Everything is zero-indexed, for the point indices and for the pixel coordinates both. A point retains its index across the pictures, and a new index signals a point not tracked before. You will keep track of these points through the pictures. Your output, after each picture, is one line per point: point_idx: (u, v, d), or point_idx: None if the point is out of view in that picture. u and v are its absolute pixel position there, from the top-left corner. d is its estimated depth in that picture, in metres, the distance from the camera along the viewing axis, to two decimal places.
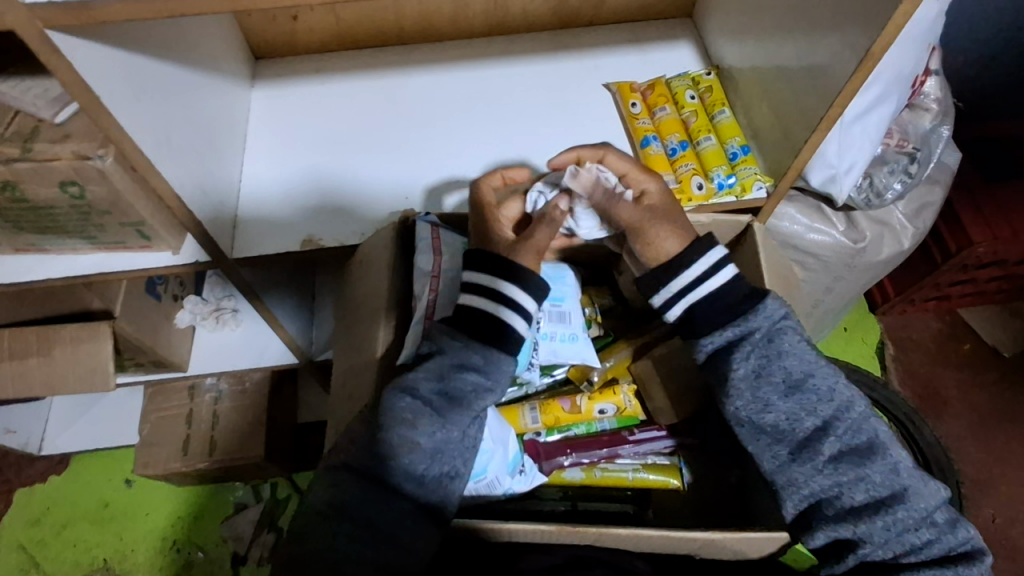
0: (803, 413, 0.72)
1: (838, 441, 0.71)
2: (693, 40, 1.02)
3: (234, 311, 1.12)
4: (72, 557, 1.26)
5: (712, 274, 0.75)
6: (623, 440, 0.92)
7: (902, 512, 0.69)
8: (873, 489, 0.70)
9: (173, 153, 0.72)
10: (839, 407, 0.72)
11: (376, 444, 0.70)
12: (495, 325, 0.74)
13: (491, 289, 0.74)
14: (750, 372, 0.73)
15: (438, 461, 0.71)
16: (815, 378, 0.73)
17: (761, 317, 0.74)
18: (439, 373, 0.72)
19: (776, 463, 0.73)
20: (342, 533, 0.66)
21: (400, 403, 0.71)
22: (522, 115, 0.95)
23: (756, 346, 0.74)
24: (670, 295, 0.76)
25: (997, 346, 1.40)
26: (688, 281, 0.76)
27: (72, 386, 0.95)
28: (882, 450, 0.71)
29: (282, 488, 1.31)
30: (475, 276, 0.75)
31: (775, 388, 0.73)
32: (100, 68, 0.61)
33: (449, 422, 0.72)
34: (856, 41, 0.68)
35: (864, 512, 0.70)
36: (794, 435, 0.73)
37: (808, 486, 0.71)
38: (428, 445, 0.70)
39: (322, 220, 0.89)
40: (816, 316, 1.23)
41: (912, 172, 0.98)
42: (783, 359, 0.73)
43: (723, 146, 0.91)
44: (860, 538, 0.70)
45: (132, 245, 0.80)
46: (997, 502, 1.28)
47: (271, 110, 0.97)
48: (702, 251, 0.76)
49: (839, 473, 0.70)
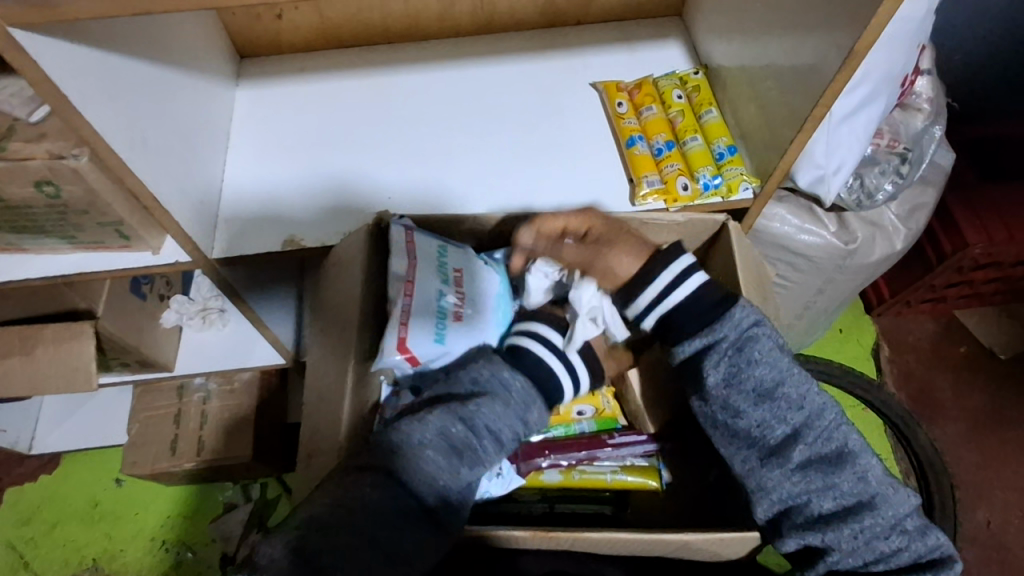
0: (774, 420, 0.71)
1: (808, 448, 0.71)
2: (683, 39, 1.01)
3: (222, 311, 1.12)
4: (61, 557, 1.26)
5: (680, 283, 0.76)
6: (602, 444, 0.91)
7: (869, 520, 0.68)
8: (841, 497, 0.69)
9: (151, 152, 0.71)
10: (810, 415, 0.71)
11: (413, 466, 0.67)
12: (542, 368, 0.79)
13: (547, 339, 0.81)
14: (721, 379, 0.73)
15: (463, 491, 0.69)
16: (786, 386, 0.72)
17: (729, 327, 0.73)
18: (489, 404, 0.73)
19: (746, 467, 0.73)
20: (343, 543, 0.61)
21: (452, 429, 0.70)
22: (508, 115, 0.95)
23: (726, 354, 0.73)
24: (639, 310, 0.78)
25: (992, 347, 1.39)
26: (653, 296, 0.77)
27: (54, 386, 0.94)
28: (852, 458, 0.70)
29: (272, 488, 1.30)
30: (533, 326, 0.83)
31: (745, 397, 0.72)
32: (72, 67, 0.60)
33: (485, 453, 0.71)
34: (842, 40, 0.67)
35: (832, 519, 0.70)
36: (766, 441, 0.72)
37: (778, 492, 0.71)
38: (465, 476, 0.69)
39: (303, 219, 0.88)
40: (806, 318, 1.23)
41: (904, 172, 0.98)
42: (753, 368, 0.72)
43: (709, 146, 0.90)
44: (828, 546, 0.69)
45: (112, 245, 0.79)
46: (991, 506, 1.27)
47: (255, 109, 0.97)
48: (666, 264, 0.77)
49: (807, 481, 0.70)
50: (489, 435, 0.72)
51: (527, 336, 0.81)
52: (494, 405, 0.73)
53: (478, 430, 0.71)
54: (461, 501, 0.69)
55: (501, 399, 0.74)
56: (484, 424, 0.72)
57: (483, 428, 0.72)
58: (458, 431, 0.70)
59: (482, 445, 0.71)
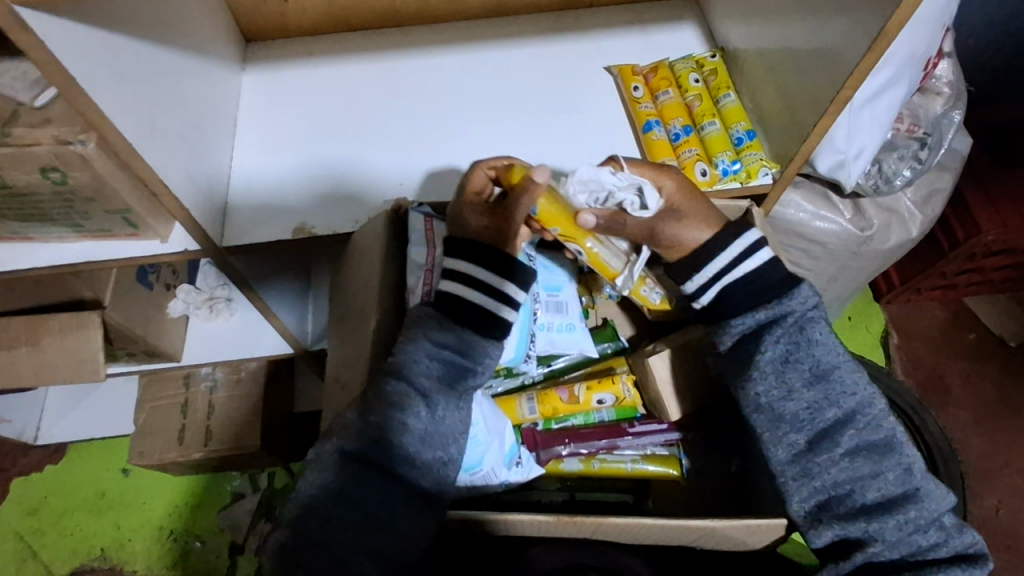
0: (826, 403, 0.71)
1: (858, 434, 0.70)
2: (698, 21, 0.98)
3: (229, 301, 1.10)
4: (70, 547, 1.25)
5: (749, 257, 0.75)
6: (622, 432, 0.91)
7: (914, 511, 0.68)
8: (886, 488, 0.69)
9: (157, 137, 0.69)
10: (861, 402, 0.71)
11: (372, 433, 0.70)
12: (484, 314, 0.75)
13: (467, 275, 0.75)
14: (778, 356, 0.73)
15: (427, 441, 0.71)
16: (841, 370, 0.72)
17: (796, 302, 0.73)
18: (424, 356, 0.73)
19: (790, 451, 0.72)
20: (331, 516, 0.68)
21: (388, 387, 0.71)
22: (521, 99, 0.92)
23: (788, 331, 0.73)
24: (704, 280, 0.76)
25: (1003, 336, 1.37)
26: (721, 266, 0.75)
27: (63, 376, 0.93)
28: (899, 449, 0.70)
29: (280, 477, 1.29)
30: (453, 263, 0.76)
31: (800, 375, 0.72)
32: (78, 49, 0.58)
33: (436, 403, 0.72)
34: (869, 21, 0.65)
35: (874, 510, 0.69)
36: (814, 424, 0.72)
37: (821, 478, 0.71)
38: (417, 427, 0.71)
39: (312, 207, 0.87)
40: (820, 306, 1.21)
41: (923, 158, 0.96)
42: (811, 348, 0.72)
43: (727, 131, 0.88)
44: (870, 537, 0.69)
45: (120, 233, 0.77)
46: (1001, 492, 1.26)
47: (262, 93, 0.95)
48: (731, 240, 0.74)
49: (855, 468, 0.70)
50: (459, 408, 0.74)
51: (452, 279, 0.76)
52: (464, 379, 0.74)
53: (447, 408, 0.73)
54: (439, 463, 0.72)
55: (416, 358, 0.73)
56: (415, 383, 0.72)
57: (457, 400, 0.74)
58: (428, 413, 0.72)
59: (451, 417, 0.73)
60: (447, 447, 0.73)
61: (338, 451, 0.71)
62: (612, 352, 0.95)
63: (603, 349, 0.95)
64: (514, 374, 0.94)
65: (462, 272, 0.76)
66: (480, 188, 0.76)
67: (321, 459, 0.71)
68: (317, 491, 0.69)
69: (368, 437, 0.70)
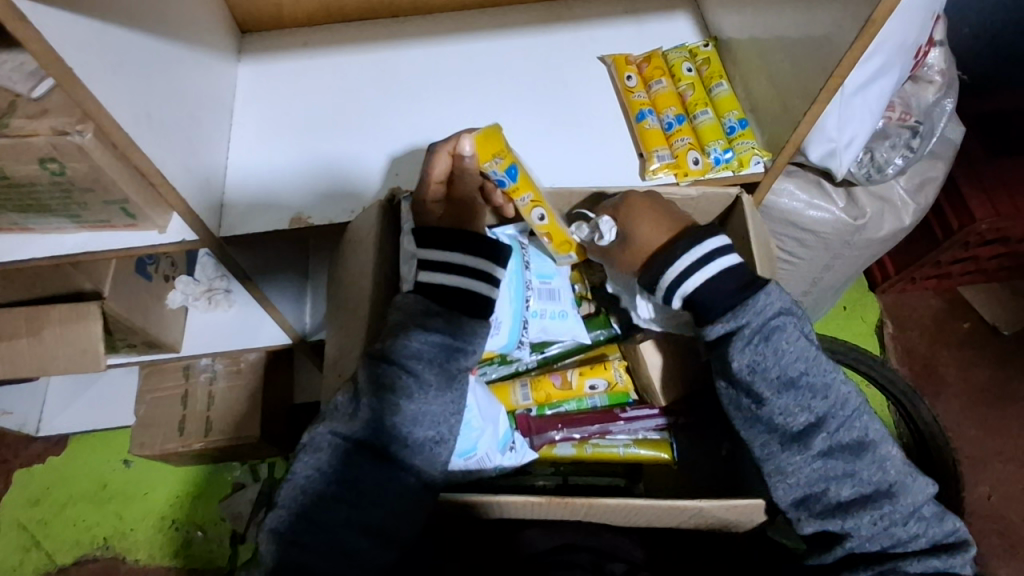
0: (797, 409, 0.71)
1: (830, 436, 0.71)
2: (691, 11, 0.98)
3: (227, 292, 1.07)
4: (72, 536, 1.27)
5: (704, 266, 0.74)
6: (614, 418, 0.94)
7: (889, 507, 0.70)
8: (861, 485, 0.71)
9: (154, 128, 0.70)
10: (833, 404, 0.72)
11: (364, 416, 0.71)
12: (477, 300, 0.77)
13: (462, 266, 0.77)
14: (746, 366, 0.71)
15: (419, 422, 0.72)
16: (810, 375, 0.71)
17: (752, 314, 0.71)
18: (413, 342, 0.73)
19: (766, 450, 0.74)
20: (328, 497, 0.70)
21: (379, 371, 0.72)
22: (515, 89, 0.93)
23: (750, 341, 0.71)
24: (663, 291, 0.76)
25: (997, 325, 1.38)
26: (672, 278, 0.75)
27: (63, 368, 0.94)
28: (872, 447, 0.71)
29: (280, 466, 1.30)
30: (443, 253, 0.77)
31: (768, 384, 0.71)
32: (75, 41, 0.59)
33: (426, 386, 0.73)
34: (858, 9, 0.66)
35: (852, 505, 0.71)
36: (787, 427, 0.72)
37: (797, 476, 0.72)
38: (408, 410, 0.71)
39: (309, 199, 0.87)
40: (813, 294, 1.22)
41: (915, 146, 0.96)
42: (779, 355, 0.71)
43: (720, 120, 0.90)
44: (847, 532, 0.71)
45: (117, 224, 0.78)
46: (993, 477, 1.27)
47: (258, 84, 0.96)
48: (688, 247, 0.75)
49: (828, 468, 0.71)
50: (449, 389, 0.74)
51: (435, 270, 0.77)
52: (451, 359, 0.75)
53: (437, 388, 0.73)
54: (429, 443, 0.73)
55: (397, 346, 0.73)
56: (393, 374, 0.72)
57: (444, 381, 0.74)
58: (419, 396, 0.72)
59: (444, 400, 0.73)
60: (438, 427, 0.73)
61: (332, 434, 0.72)
62: (605, 339, 0.95)
63: (596, 335, 0.95)
64: (509, 361, 0.96)
65: (456, 262, 0.77)
66: (436, 177, 0.78)
67: (314, 440, 0.73)
68: (313, 474, 0.71)
69: (360, 422, 0.71)
